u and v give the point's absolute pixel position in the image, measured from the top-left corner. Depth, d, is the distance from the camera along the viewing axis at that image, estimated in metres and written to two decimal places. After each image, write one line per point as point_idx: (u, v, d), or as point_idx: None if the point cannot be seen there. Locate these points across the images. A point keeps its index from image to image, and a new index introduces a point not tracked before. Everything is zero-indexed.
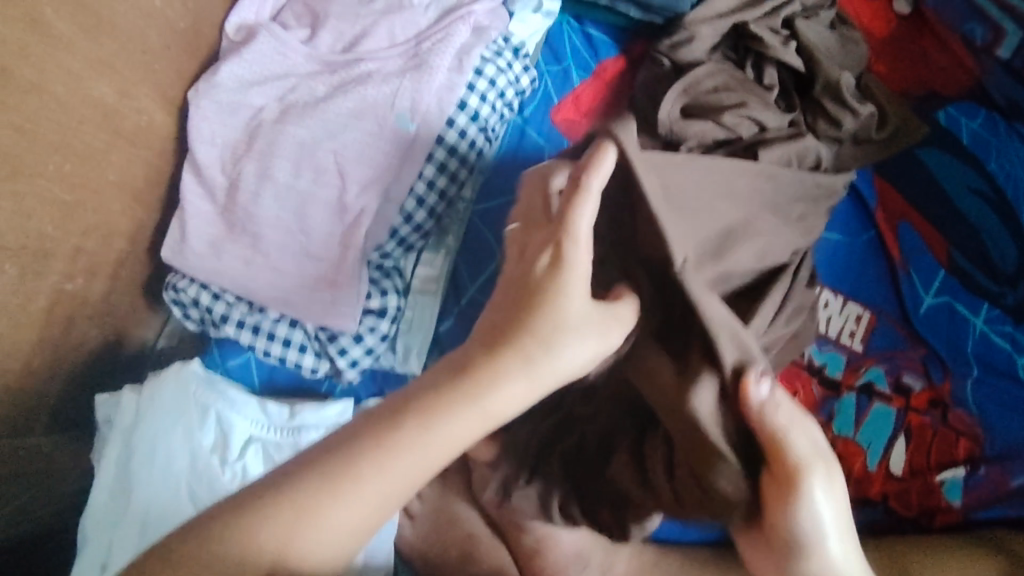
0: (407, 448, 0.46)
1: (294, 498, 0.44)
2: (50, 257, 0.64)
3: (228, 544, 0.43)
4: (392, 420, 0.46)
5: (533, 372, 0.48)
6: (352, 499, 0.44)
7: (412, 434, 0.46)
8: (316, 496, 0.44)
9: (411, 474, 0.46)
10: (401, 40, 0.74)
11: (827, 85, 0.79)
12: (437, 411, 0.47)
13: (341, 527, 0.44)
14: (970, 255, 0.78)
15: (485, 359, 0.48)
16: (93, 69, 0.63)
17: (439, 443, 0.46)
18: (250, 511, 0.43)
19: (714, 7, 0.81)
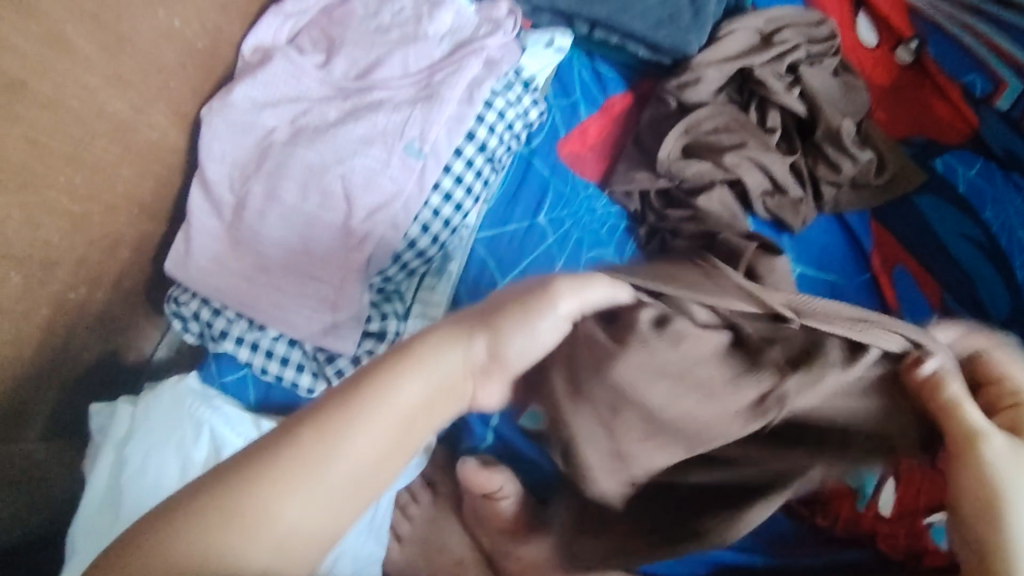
0: (352, 420, 0.42)
1: (263, 473, 0.40)
2: (55, 266, 0.64)
3: (204, 535, 0.38)
4: (342, 399, 0.43)
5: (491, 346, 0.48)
6: (302, 482, 0.40)
7: (371, 402, 0.43)
8: (260, 482, 0.39)
9: (360, 451, 0.42)
10: (414, 70, 0.76)
11: (827, 132, 0.81)
12: (384, 384, 0.44)
13: (287, 523, 0.39)
14: (963, 301, 0.79)
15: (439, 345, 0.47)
16: (109, 85, 0.64)
17: (396, 410, 0.44)
18: (190, 510, 0.38)
19: (721, 50, 0.82)
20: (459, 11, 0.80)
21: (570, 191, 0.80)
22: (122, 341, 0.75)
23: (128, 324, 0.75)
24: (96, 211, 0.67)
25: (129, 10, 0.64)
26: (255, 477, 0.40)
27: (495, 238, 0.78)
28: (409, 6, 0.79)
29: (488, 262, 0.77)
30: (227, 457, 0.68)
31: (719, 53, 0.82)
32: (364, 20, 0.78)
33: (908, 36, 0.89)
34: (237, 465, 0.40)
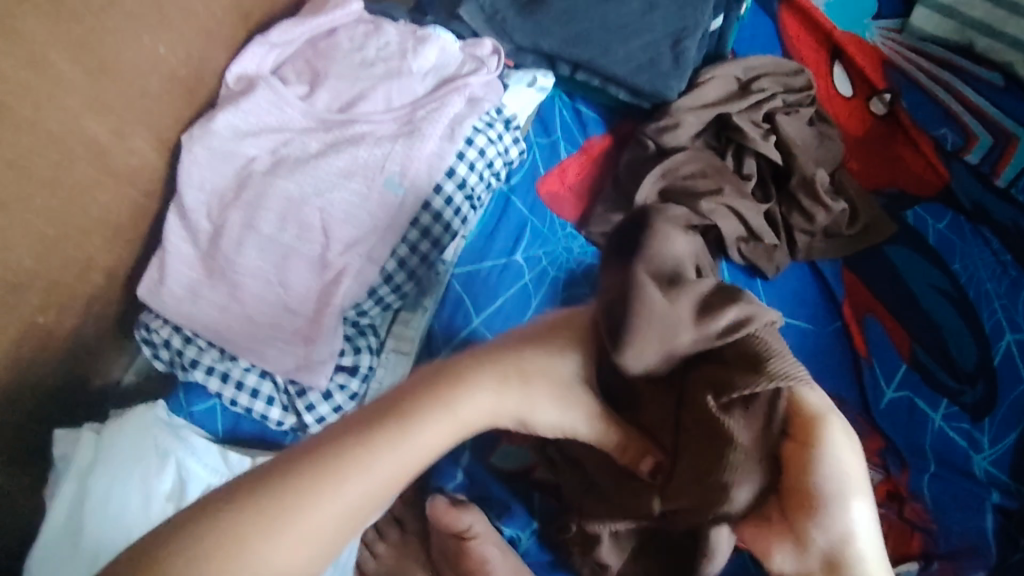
0: (346, 473, 0.44)
1: (281, 495, 0.42)
2: (24, 289, 0.64)
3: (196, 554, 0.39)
4: (320, 455, 0.44)
5: (452, 407, 0.49)
6: (275, 526, 0.41)
7: (361, 458, 0.44)
8: (238, 521, 0.41)
9: (346, 506, 0.43)
10: (397, 105, 0.76)
11: (803, 180, 0.82)
12: (365, 447, 0.45)
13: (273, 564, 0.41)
14: (931, 351, 0.80)
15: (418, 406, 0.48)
16: (90, 109, 0.64)
17: (373, 476, 0.44)
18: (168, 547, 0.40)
19: (700, 97, 0.83)
20: (444, 48, 0.79)
21: (547, 229, 0.81)
22: (90, 365, 0.74)
23: (96, 347, 0.74)
24: (70, 234, 0.67)
25: (114, 36, 0.64)
26: (273, 501, 0.42)
27: (471, 275, 0.78)
28: (395, 41, 0.79)
29: (464, 298, 0.77)
30: (190, 493, 0.69)
31: (699, 97, 0.83)
32: (349, 52, 0.78)
33: (881, 88, 0.91)
34: (249, 491, 0.42)
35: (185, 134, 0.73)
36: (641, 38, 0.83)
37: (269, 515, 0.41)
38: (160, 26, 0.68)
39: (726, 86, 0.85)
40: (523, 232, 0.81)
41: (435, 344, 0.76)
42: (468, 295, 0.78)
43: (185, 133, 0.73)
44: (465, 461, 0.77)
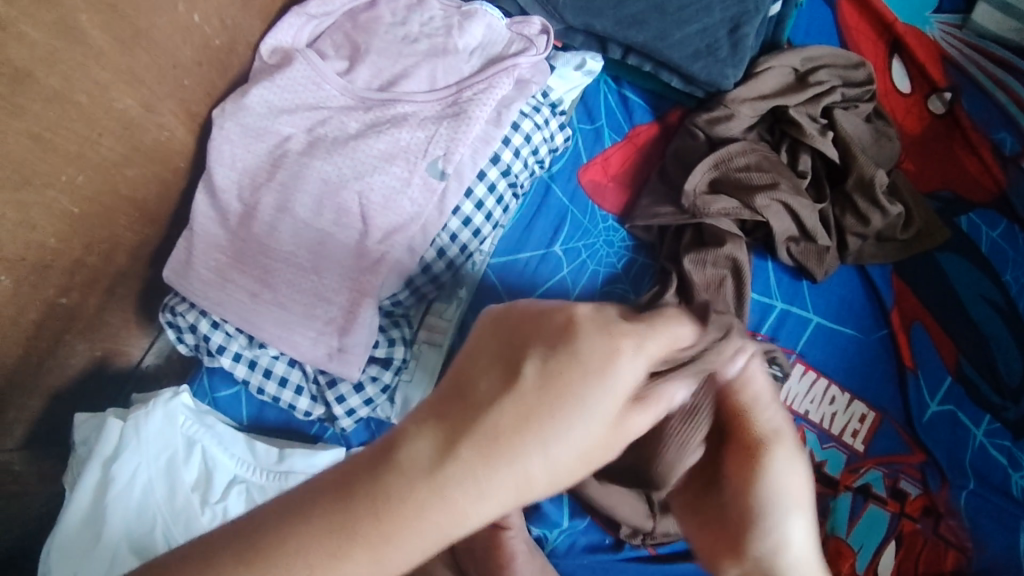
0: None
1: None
2: (49, 268, 0.61)
3: None
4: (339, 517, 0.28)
5: (522, 487, 0.30)
6: None
7: (393, 520, 0.28)
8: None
9: None
10: (441, 86, 0.70)
11: (860, 181, 0.79)
12: (395, 527, 0.28)
13: None
14: (978, 365, 0.81)
15: (461, 453, 0.29)
16: (120, 80, 0.60)
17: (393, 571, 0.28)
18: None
19: (756, 87, 0.80)
20: (491, 25, 0.73)
21: (588, 221, 0.78)
22: (113, 349, 0.71)
23: (120, 330, 0.71)
24: (100, 211, 0.63)
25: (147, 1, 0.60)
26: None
27: (509, 265, 0.76)
28: (439, 16, 0.73)
29: (500, 290, 0.75)
30: (216, 484, 0.65)
31: (753, 88, 0.79)
32: (390, 26, 0.72)
33: (942, 86, 0.88)
34: (260, 533, 0.28)
35: (217, 109, 0.69)
36: (698, 21, 0.77)
37: None
38: None
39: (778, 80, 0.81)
40: (562, 222, 0.78)
41: (468, 335, 0.73)
42: (505, 288, 0.75)
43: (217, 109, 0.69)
44: None
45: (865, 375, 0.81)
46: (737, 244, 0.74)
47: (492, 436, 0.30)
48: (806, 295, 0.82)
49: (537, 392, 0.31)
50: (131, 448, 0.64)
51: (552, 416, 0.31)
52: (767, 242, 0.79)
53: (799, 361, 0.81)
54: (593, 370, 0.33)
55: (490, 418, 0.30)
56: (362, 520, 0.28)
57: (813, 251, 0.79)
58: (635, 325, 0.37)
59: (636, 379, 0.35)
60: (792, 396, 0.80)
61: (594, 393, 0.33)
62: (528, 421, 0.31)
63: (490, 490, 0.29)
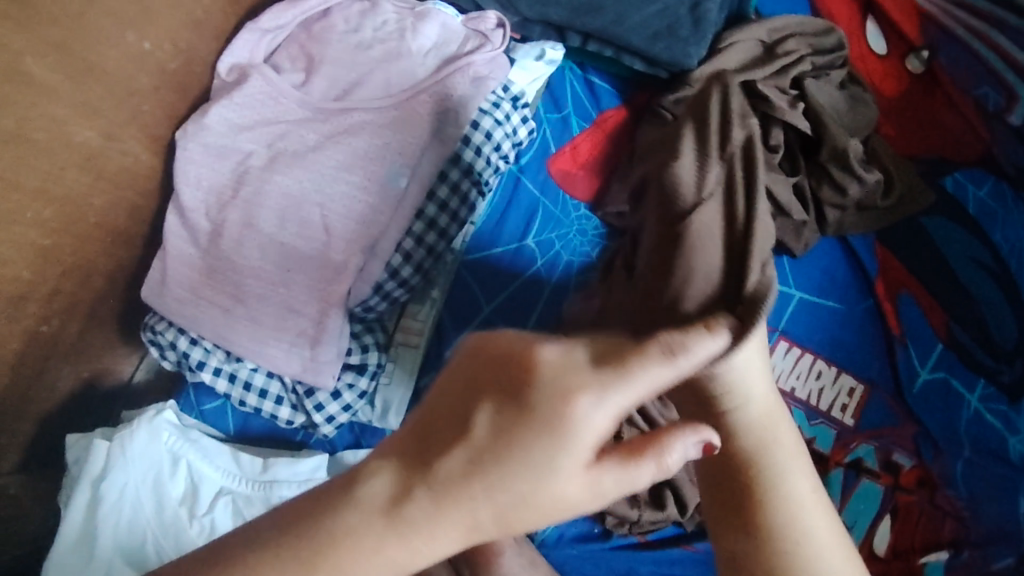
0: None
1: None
2: (24, 301, 0.62)
3: None
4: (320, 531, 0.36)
5: (496, 497, 0.35)
6: None
7: (346, 539, 0.36)
8: None
9: None
10: (396, 91, 0.70)
11: (833, 153, 0.78)
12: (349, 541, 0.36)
13: None
14: (969, 329, 0.80)
15: (443, 476, 0.36)
16: (77, 113, 0.61)
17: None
18: None
19: (721, 64, 0.78)
20: (446, 24, 0.73)
21: (560, 211, 0.78)
22: (98, 368, 0.73)
23: (104, 350, 0.73)
24: (71, 243, 0.64)
25: (95, 35, 0.60)
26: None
27: (482, 263, 0.76)
28: (392, 19, 0.73)
29: (473, 287, 0.75)
30: (203, 497, 0.67)
31: (718, 65, 0.78)
32: (344, 34, 0.71)
33: (919, 45, 0.87)
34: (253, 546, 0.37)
35: (179, 130, 0.69)
36: (659, 3, 0.78)
37: None
38: (145, 20, 0.64)
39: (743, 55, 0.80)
40: (533, 214, 0.77)
41: (445, 332, 0.74)
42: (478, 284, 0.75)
43: (178, 129, 0.70)
44: None
45: (850, 347, 0.81)
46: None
47: (458, 477, 0.35)
48: (785, 272, 0.81)
49: (514, 420, 0.36)
50: (119, 465, 0.66)
51: (519, 470, 0.35)
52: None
53: (782, 338, 0.81)
54: (553, 405, 0.36)
55: (474, 439, 0.36)
56: (338, 529, 0.36)
57: (790, 226, 0.78)
58: (600, 376, 0.37)
59: (617, 410, 0.37)
60: (776, 374, 0.80)
61: (561, 445, 0.35)
62: (490, 485, 0.35)
63: (448, 510, 0.35)
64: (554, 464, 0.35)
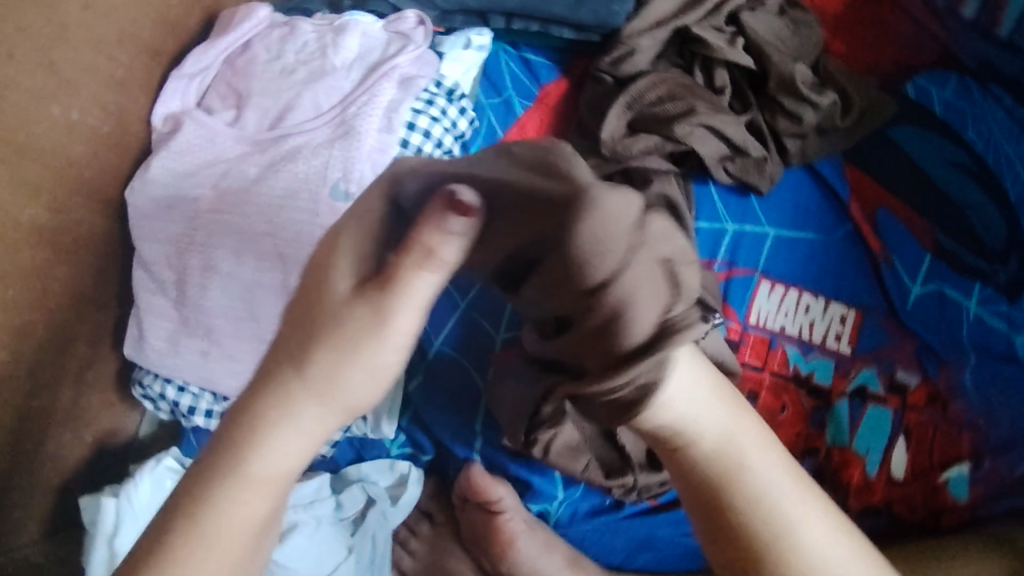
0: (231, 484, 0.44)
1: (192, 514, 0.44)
2: (9, 382, 0.64)
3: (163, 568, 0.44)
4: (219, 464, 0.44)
5: (324, 403, 0.44)
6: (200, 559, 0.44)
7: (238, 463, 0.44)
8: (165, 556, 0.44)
9: (258, 503, 0.45)
10: (326, 108, 0.69)
11: (781, 82, 0.76)
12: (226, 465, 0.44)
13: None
14: (957, 236, 0.80)
15: (271, 397, 0.44)
16: (21, 195, 0.60)
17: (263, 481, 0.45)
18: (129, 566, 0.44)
19: (652, 15, 0.77)
20: (365, 32, 0.73)
21: None
22: (99, 427, 0.76)
23: (101, 409, 0.75)
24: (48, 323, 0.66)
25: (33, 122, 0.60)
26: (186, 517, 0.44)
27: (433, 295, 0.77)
28: (312, 39, 0.72)
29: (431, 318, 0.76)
30: None
31: (650, 18, 0.76)
32: (267, 64, 0.71)
33: None
34: (183, 499, 0.45)
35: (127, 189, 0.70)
36: None
37: (193, 523, 0.44)
38: (66, 91, 0.62)
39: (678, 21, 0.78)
40: None
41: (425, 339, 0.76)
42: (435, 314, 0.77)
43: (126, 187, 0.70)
44: (479, 447, 0.76)
45: (836, 276, 0.79)
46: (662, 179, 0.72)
47: (292, 387, 0.44)
48: (757, 210, 0.79)
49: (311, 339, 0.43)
50: (128, 520, 0.68)
51: (341, 363, 0.43)
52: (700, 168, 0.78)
53: (764, 279, 0.79)
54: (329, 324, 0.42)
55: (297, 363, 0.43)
56: (225, 460, 0.44)
57: (751, 164, 0.76)
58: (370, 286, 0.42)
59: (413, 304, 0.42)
60: (765, 315, 0.79)
61: (354, 352, 0.43)
62: (317, 389, 0.43)
63: (296, 413, 0.44)
64: (361, 360, 0.43)
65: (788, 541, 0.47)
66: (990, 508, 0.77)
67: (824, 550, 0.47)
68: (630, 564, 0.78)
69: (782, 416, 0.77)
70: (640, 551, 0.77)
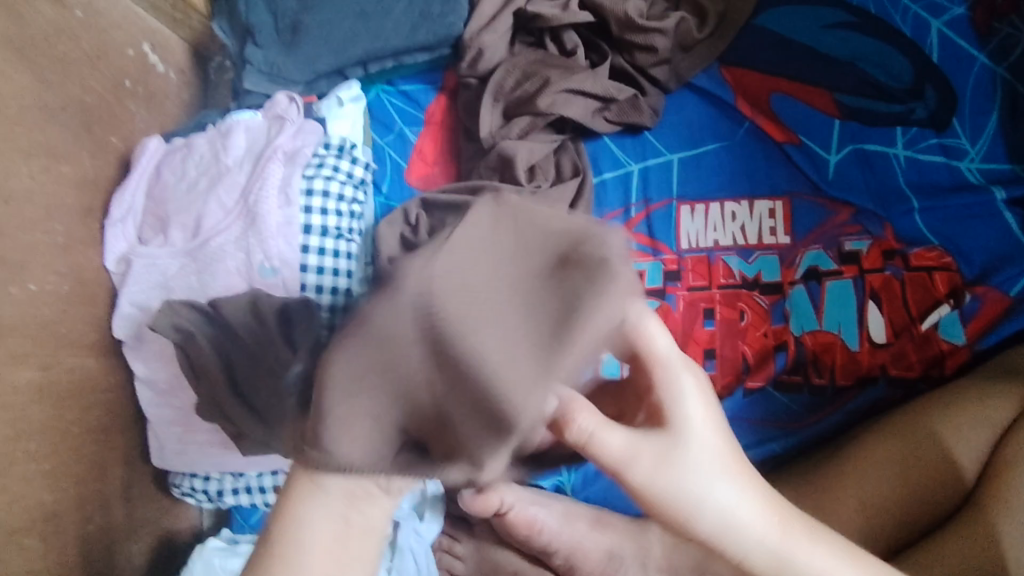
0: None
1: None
2: (61, 513, 0.70)
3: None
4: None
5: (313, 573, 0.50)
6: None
7: None
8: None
9: None
10: (231, 205, 0.78)
11: (621, 24, 0.84)
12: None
13: None
14: (858, 92, 0.81)
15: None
16: (13, 360, 0.66)
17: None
18: None
19: (483, 13, 0.84)
20: (249, 127, 0.82)
21: None
22: (160, 535, 0.85)
23: (158, 516, 0.84)
24: (88, 454, 0.75)
25: (26, 298, 0.69)
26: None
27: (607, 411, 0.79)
28: (206, 150, 0.82)
29: None
30: None
31: (483, 17, 0.84)
32: (175, 185, 0.80)
33: None
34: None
35: (114, 310, 0.78)
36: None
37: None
38: (20, 269, 0.68)
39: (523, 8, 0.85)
40: None
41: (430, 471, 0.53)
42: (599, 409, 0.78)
43: (113, 313, 0.78)
44: None
45: (749, 177, 0.81)
46: (532, 155, 0.81)
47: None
48: (653, 143, 0.84)
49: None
50: None
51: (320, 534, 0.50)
52: (582, 129, 0.84)
53: (683, 204, 0.81)
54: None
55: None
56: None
57: (627, 102, 0.83)
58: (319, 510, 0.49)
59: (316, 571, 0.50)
60: (695, 236, 0.80)
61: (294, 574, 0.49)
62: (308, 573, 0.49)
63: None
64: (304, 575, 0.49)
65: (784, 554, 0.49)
66: (987, 340, 0.73)
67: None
68: None
69: (744, 323, 0.77)
70: None
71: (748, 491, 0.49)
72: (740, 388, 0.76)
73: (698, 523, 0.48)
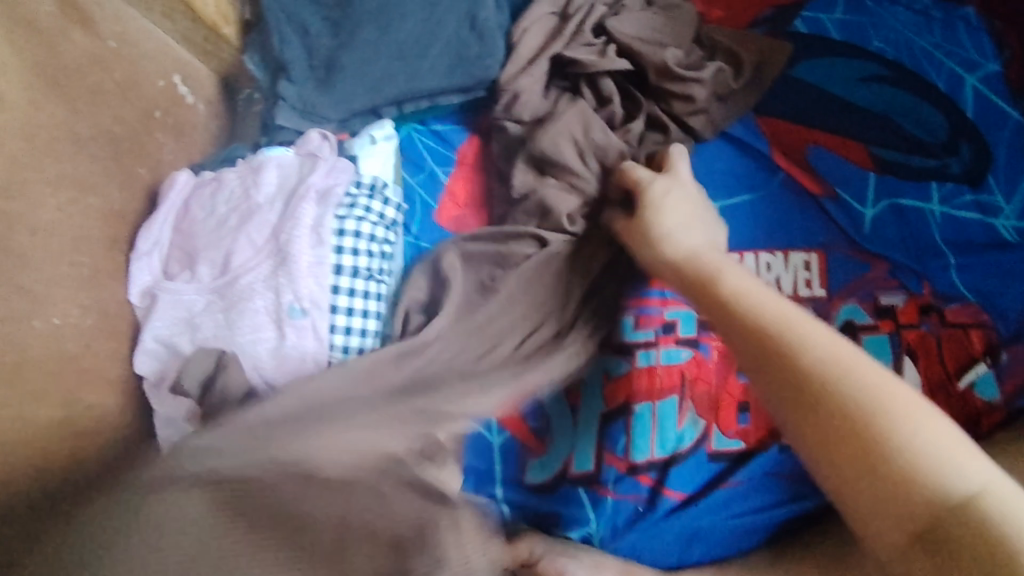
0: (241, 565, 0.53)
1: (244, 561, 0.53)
2: None
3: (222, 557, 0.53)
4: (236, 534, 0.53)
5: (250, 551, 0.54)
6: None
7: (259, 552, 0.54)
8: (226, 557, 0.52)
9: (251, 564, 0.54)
10: (261, 243, 0.77)
11: (659, 72, 0.83)
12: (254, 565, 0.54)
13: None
14: (893, 146, 0.81)
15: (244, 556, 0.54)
16: (34, 395, 0.64)
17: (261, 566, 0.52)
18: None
19: (520, 58, 0.84)
20: (281, 163, 0.81)
21: None
22: None
23: None
24: None
25: (48, 332, 0.67)
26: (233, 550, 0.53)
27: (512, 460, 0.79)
28: (237, 185, 0.80)
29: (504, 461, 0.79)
30: None
31: (520, 60, 0.84)
32: (205, 221, 0.79)
33: None
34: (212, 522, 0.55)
35: (136, 346, 0.75)
36: (438, 40, 0.83)
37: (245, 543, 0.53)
38: (42, 302, 0.66)
39: (556, 52, 0.85)
40: None
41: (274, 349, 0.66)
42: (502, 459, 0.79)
43: (135, 349, 0.75)
44: (500, 494, 0.78)
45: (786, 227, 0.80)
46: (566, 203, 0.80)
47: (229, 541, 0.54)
48: None
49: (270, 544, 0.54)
50: None
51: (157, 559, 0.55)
52: None
53: None
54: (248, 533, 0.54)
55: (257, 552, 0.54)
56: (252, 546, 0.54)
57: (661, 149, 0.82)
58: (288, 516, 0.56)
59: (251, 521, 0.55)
60: None
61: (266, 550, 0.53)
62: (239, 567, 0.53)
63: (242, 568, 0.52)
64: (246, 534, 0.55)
65: (875, 409, 0.47)
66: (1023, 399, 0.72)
67: (908, 427, 0.45)
68: (688, 560, 0.76)
69: None
70: (692, 545, 0.76)
71: (837, 346, 0.51)
72: (774, 443, 0.77)
73: (811, 359, 0.50)
